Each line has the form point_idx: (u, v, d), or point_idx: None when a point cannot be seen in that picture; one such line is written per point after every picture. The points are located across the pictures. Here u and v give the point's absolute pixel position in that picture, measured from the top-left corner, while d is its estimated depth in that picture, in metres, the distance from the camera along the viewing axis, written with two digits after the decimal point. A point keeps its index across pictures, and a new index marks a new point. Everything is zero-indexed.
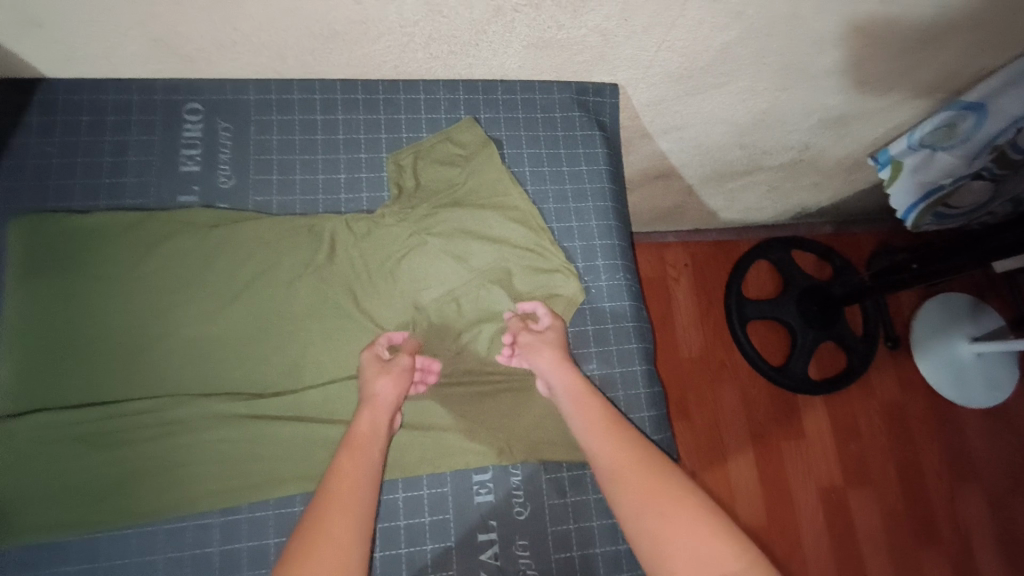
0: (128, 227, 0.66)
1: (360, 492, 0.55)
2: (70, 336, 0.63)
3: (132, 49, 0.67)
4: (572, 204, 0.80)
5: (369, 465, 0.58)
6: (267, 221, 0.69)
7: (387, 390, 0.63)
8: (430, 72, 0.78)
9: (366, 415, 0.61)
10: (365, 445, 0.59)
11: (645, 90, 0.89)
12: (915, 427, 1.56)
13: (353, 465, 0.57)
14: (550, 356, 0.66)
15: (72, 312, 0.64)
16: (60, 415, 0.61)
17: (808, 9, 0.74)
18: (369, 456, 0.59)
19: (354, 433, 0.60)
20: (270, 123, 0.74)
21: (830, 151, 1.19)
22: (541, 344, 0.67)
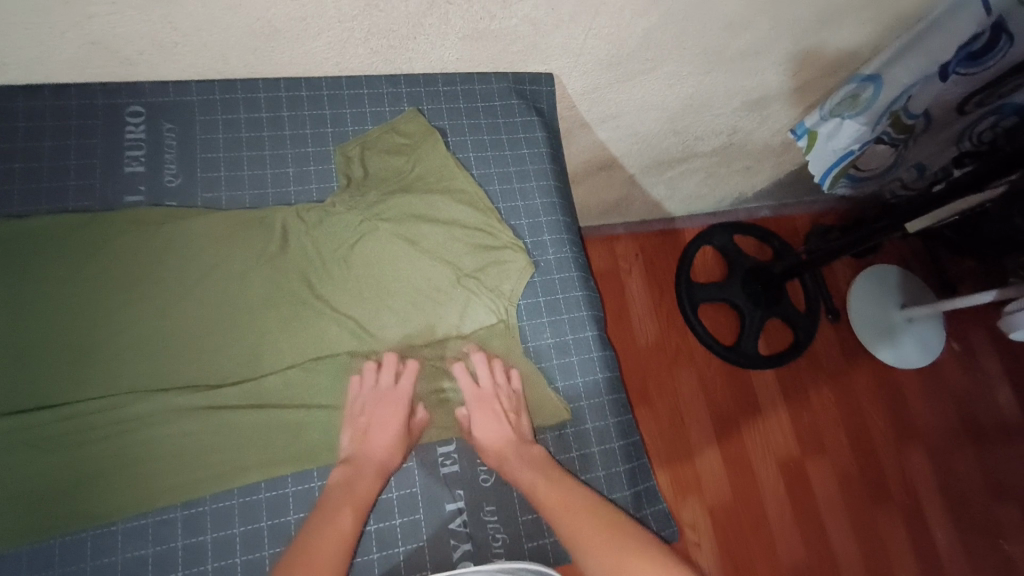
0: (71, 227, 0.66)
1: (343, 546, 0.58)
2: (12, 340, 0.62)
3: (68, 53, 0.67)
4: (516, 185, 0.84)
5: (355, 528, 0.59)
6: (218, 215, 0.69)
7: (395, 457, 0.65)
8: (371, 68, 0.81)
9: (372, 473, 0.63)
10: (360, 502, 0.61)
11: (580, 79, 0.94)
12: (860, 393, 1.66)
13: (347, 524, 0.59)
14: (498, 447, 0.67)
15: (14, 316, 0.62)
16: (9, 421, 0.59)
17: None
18: (362, 514, 0.61)
19: (357, 487, 0.62)
20: (214, 122, 0.75)
21: (757, 134, 1.28)
22: (492, 431, 0.68)
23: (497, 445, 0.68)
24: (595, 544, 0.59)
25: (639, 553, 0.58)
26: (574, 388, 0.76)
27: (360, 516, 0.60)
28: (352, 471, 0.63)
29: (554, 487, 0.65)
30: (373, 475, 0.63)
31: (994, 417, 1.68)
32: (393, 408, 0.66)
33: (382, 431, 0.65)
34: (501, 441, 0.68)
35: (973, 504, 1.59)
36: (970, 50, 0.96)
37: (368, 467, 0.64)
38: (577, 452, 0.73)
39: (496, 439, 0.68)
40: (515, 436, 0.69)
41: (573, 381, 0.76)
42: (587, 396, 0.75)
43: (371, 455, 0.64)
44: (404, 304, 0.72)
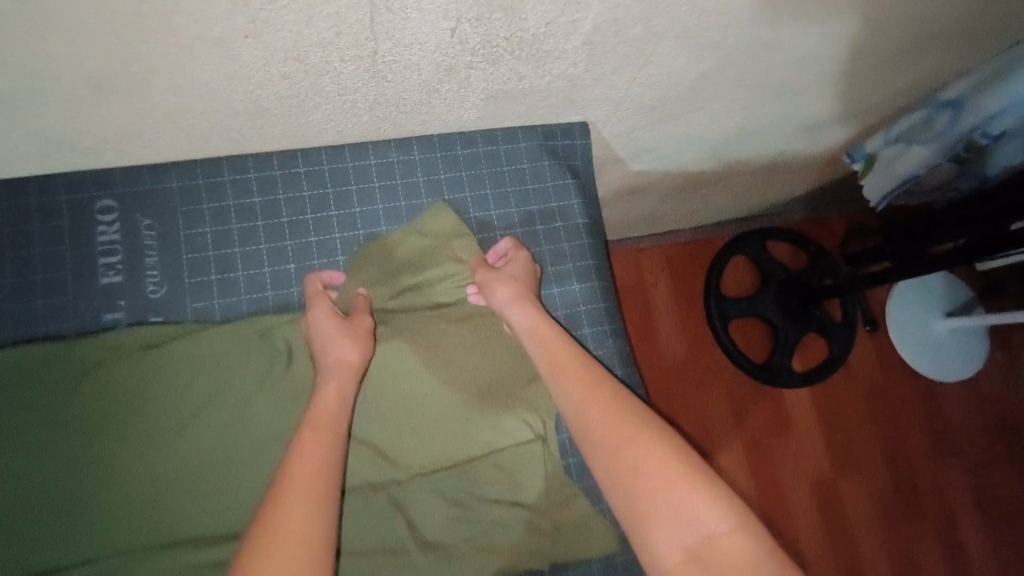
0: (44, 363, 0.58)
1: (322, 470, 0.52)
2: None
3: (19, 150, 0.57)
4: (551, 268, 0.75)
5: (334, 447, 0.54)
6: (211, 334, 0.61)
7: (349, 353, 0.60)
8: (378, 133, 0.69)
9: (330, 384, 0.58)
10: (329, 425, 0.55)
11: (617, 123, 0.82)
12: (897, 406, 1.58)
13: (315, 446, 0.53)
14: (509, 292, 0.64)
15: None
16: None
17: (788, 32, 0.68)
18: (332, 436, 0.55)
19: (316, 408, 0.56)
20: (200, 213, 0.64)
21: (806, 153, 1.14)
22: (505, 278, 0.65)
23: (511, 292, 0.64)
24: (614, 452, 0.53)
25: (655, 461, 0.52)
26: None
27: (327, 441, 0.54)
28: (315, 394, 0.58)
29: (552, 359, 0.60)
30: (343, 386, 0.58)
31: None
32: (328, 317, 0.61)
33: (329, 341, 0.59)
34: (518, 286, 0.65)
35: (1015, 519, 1.52)
36: None
37: (324, 375, 0.58)
38: None
39: (509, 286, 0.65)
40: (527, 287, 0.66)
41: None
42: None
43: (326, 363, 0.59)
44: (430, 422, 0.64)
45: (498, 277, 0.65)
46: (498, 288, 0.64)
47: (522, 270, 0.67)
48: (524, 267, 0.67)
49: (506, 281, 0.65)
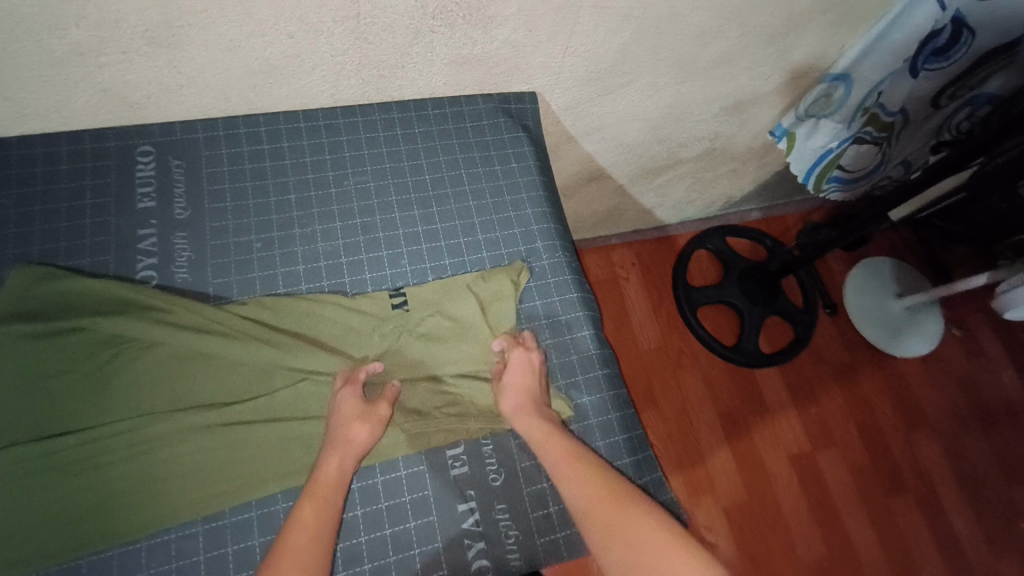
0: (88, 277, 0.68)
1: (319, 544, 0.58)
2: (28, 382, 0.63)
3: (81, 101, 0.72)
4: (508, 197, 0.85)
5: (329, 517, 0.60)
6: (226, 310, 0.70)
7: (361, 435, 0.64)
8: (364, 97, 0.85)
9: (333, 457, 0.63)
10: (327, 495, 0.61)
11: (560, 95, 0.98)
12: (865, 383, 1.66)
13: (315, 517, 0.59)
14: (517, 404, 0.69)
15: (34, 349, 0.64)
16: (34, 446, 0.60)
17: (683, 8, 0.87)
18: (329, 507, 0.60)
19: (321, 478, 0.62)
20: (218, 156, 0.79)
21: (739, 138, 1.32)
22: (515, 391, 0.70)
23: (516, 403, 0.69)
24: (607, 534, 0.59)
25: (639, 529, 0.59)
26: (577, 386, 0.75)
27: (328, 506, 0.60)
28: (318, 465, 0.63)
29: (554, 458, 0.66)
30: (347, 462, 0.63)
31: (999, 398, 1.69)
32: (352, 402, 0.66)
33: (342, 424, 0.65)
34: (526, 396, 0.69)
35: (988, 487, 1.59)
36: (936, 45, 0.99)
37: (330, 451, 0.63)
38: None
39: (517, 397, 0.69)
40: (537, 391, 0.70)
41: (575, 378, 0.76)
42: (589, 393, 0.75)
43: (335, 441, 0.64)
44: (414, 317, 0.74)
45: (513, 388, 0.69)
46: (506, 400, 0.69)
47: (530, 374, 0.71)
48: (534, 369, 0.71)
49: (515, 389, 0.70)
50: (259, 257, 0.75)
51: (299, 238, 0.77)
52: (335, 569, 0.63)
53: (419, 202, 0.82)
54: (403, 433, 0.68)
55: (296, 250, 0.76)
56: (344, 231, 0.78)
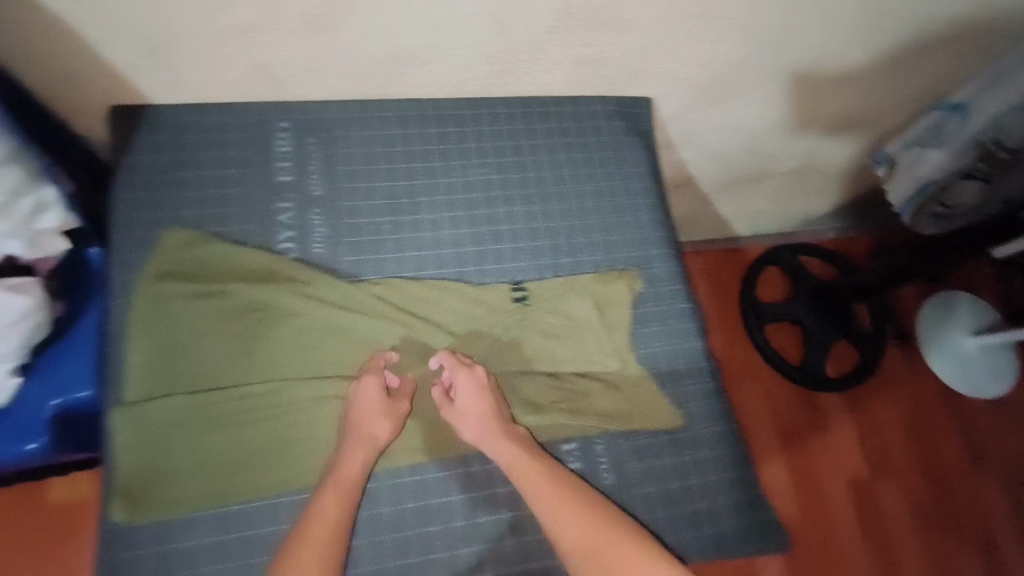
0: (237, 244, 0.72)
1: (337, 537, 0.60)
2: (186, 338, 0.68)
3: (231, 75, 0.74)
4: (624, 200, 0.86)
5: (348, 509, 0.62)
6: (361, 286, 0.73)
7: (383, 430, 0.66)
8: (488, 91, 0.86)
9: (359, 453, 0.64)
10: (350, 486, 0.63)
11: (673, 102, 0.97)
12: (931, 416, 1.63)
13: (335, 506, 0.61)
14: (477, 428, 0.67)
15: (193, 309, 0.69)
16: (192, 399, 0.65)
17: (804, 18, 0.87)
18: (350, 499, 0.62)
19: (343, 469, 0.63)
20: (349, 137, 0.81)
21: (836, 156, 1.26)
22: (473, 412, 0.68)
23: (477, 426, 0.68)
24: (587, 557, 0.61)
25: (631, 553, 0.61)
26: (687, 393, 0.76)
27: (348, 495, 0.62)
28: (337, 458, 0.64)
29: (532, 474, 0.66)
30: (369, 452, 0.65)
31: None
32: (376, 393, 0.67)
33: (371, 415, 0.66)
34: (482, 416, 0.68)
35: None
36: None
37: (354, 445, 0.65)
38: (691, 456, 0.74)
39: (475, 419, 0.68)
40: (493, 408, 0.69)
41: (683, 387, 0.76)
42: (697, 403, 0.76)
43: (356, 435, 0.65)
44: (536, 312, 0.76)
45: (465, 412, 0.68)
46: (465, 425, 0.68)
47: (482, 393, 0.69)
48: (484, 386, 0.70)
49: (473, 409, 0.68)
50: (388, 238, 0.77)
51: (426, 224, 0.79)
52: (456, 544, 0.66)
53: (539, 199, 0.84)
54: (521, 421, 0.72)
55: (423, 235, 0.79)
56: (469, 221, 0.80)
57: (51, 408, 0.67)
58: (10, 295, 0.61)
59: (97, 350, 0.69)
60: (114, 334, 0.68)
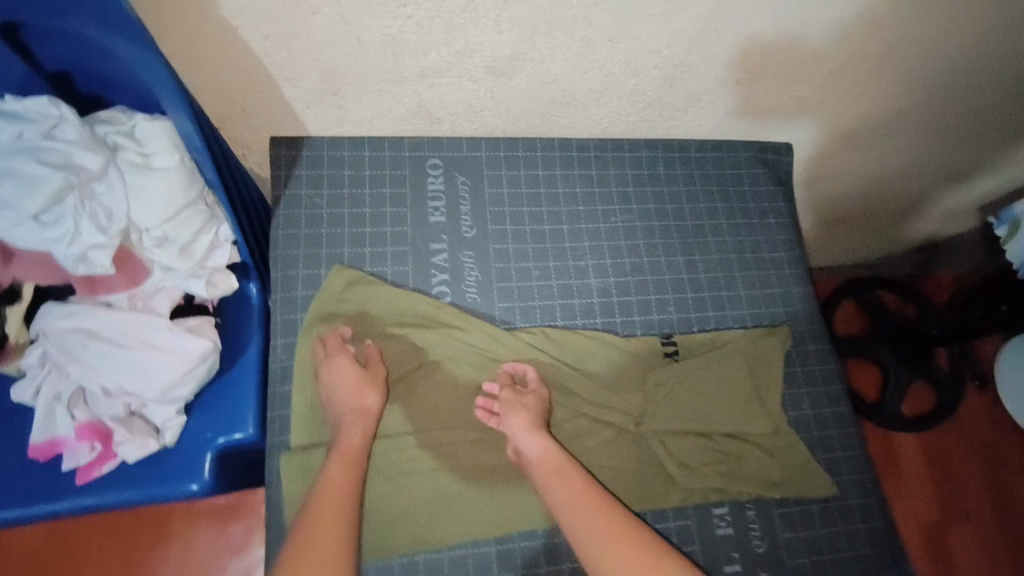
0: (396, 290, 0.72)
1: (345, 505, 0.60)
2: None
3: (394, 113, 0.73)
4: (768, 254, 0.85)
5: (355, 481, 0.62)
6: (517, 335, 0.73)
7: (372, 401, 0.66)
8: (633, 133, 0.84)
9: (355, 428, 0.65)
10: (352, 458, 0.63)
11: (811, 147, 0.94)
12: (1007, 461, 1.47)
13: (344, 478, 0.61)
14: (523, 420, 0.66)
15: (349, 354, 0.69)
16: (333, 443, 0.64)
17: (966, 73, 0.84)
18: (355, 471, 0.63)
19: (346, 442, 0.64)
20: (499, 177, 0.80)
21: (942, 202, 1.24)
22: (517, 407, 0.67)
23: (524, 421, 0.66)
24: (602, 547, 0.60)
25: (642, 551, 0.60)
26: (836, 462, 0.76)
27: (353, 467, 0.63)
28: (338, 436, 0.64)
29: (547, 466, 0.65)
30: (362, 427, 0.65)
31: None
32: (351, 368, 0.66)
33: (350, 389, 0.65)
34: (529, 413, 0.67)
35: None
36: None
37: (349, 421, 0.65)
38: (842, 526, 0.73)
39: (526, 416, 0.67)
40: (539, 415, 0.68)
41: (834, 454, 0.76)
42: (848, 471, 0.75)
43: (350, 407, 0.65)
44: (688, 368, 0.74)
45: (512, 405, 0.67)
46: (514, 415, 0.67)
47: (538, 401, 0.69)
48: (542, 398, 0.70)
49: (526, 407, 0.67)
50: (539, 284, 0.77)
51: (573, 270, 0.79)
52: None
53: (684, 249, 0.83)
54: (674, 483, 0.71)
55: (571, 282, 0.78)
56: (616, 269, 0.80)
57: (212, 448, 0.66)
58: (194, 338, 0.61)
59: (260, 394, 0.69)
60: (281, 375, 0.68)
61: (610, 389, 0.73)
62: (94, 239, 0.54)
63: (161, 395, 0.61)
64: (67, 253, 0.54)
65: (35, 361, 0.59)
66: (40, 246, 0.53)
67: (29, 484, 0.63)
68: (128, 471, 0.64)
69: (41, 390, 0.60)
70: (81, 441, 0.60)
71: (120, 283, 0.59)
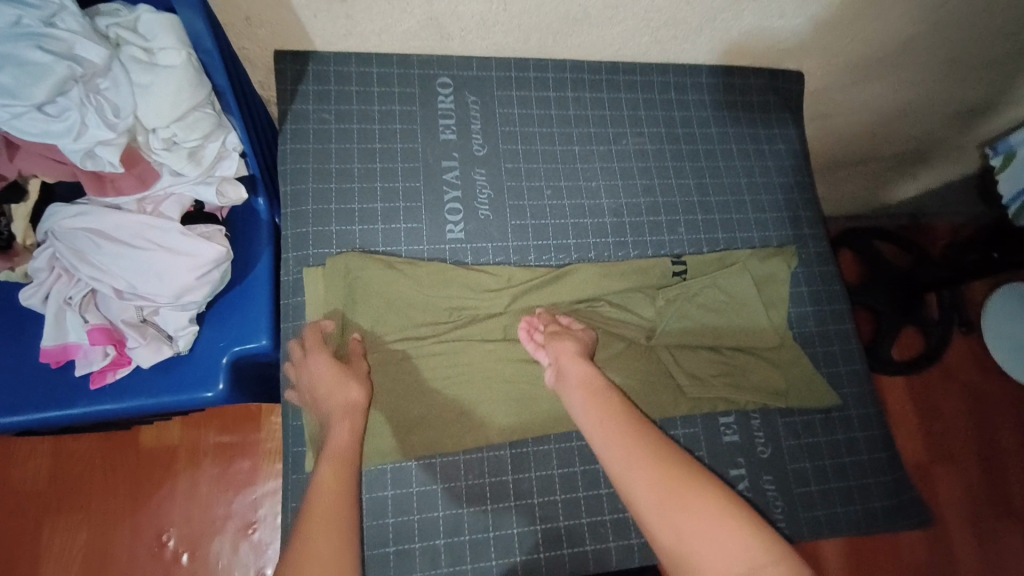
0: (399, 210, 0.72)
1: (345, 498, 0.53)
2: (353, 302, 0.68)
3: (404, 27, 0.72)
4: (776, 179, 0.86)
5: (350, 477, 0.55)
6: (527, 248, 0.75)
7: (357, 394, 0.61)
8: (645, 56, 0.83)
9: (345, 424, 0.59)
10: (344, 455, 0.56)
11: (818, 75, 0.94)
12: (992, 402, 1.35)
13: (336, 477, 0.54)
14: (564, 350, 0.65)
15: (349, 279, 0.68)
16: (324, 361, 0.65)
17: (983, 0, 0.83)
18: (349, 466, 0.56)
19: (333, 445, 0.57)
20: (510, 97, 0.79)
21: (947, 143, 1.22)
22: (558, 338, 0.66)
23: (571, 348, 0.65)
24: (648, 473, 0.53)
25: (692, 487, 0.52)
26: (839, 375, 0.78)
27: (348, 469, 0.55)
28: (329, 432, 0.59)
29: (584, 400, 0.61)
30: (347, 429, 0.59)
31: None
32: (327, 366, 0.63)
33: (330, 389, 0.61)
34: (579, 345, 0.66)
35: None
36: None
37: (337, 420, 0.59)
38: (843, 436, 0.75)
39: (575, 344, 0.66)
40: (585, 345, 0.67)
41: (836, 368, 0.78)
42: (850, 384, 0.78)
43: (334, 409, 0.60)
44: (700, 285, 0.75)
45: (568, 333, 0.67)
46: (563, 341, 0.66)
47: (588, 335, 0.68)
48: (588, 332, 0.69)
49: (571, 337, 0.66)
50: (551, 203, 0.77)
51: (585, 190, 0.79)
52: (621, 507, 0.68)
53: (694, 172, 0.83)
54: (685, 395, 0.72)
55: (582, 203, 0.78)
56: (627, 190, 0.80)
57: (227, 356, 0.66)
58: (207, 243, 0.60)
59: (274, 306, 0.69)
60: (295, 288, 0.68)
61: (621, 307, 0.74)
62: (101, 135, 0.53)
63: (174, 299, 0.60)
64: (74, 149, 0.52)
65: (44, 265, 0.58)
66: (45, 140, 0.52)
67: (41, 391, 0.62)
68: (139, 379, 0.63)
69: (50, 295, 0.58)
70: (94, 345, 0.59)
71: (129, 184, 0.58)
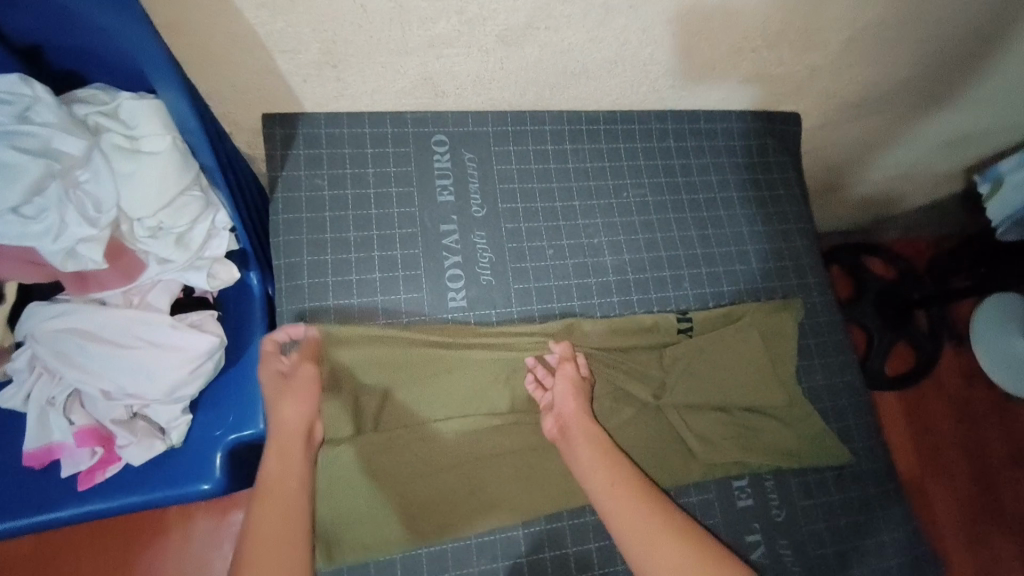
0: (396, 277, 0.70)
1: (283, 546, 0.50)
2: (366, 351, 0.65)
3: (397, 87, 0.69)
4: (779, 226, 0.85)
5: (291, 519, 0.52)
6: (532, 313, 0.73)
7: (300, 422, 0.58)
8: (643, 103, 0.81)
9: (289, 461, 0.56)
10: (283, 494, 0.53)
11: (817, 117, 0.93)
12: (984, 417, 1.35)
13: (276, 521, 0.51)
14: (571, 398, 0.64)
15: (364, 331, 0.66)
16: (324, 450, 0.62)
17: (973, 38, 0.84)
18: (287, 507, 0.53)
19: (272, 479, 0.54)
20: (507, 153, 0.77)
21: (937, 167, 1.23)
22: (568, 381, 0.65)
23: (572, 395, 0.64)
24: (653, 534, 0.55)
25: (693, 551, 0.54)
26: (849, 428, 0.78)
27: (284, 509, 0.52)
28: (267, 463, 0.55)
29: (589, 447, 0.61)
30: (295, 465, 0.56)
31: None
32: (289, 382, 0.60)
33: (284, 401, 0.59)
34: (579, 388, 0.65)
35: None
36: None
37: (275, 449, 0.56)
38: (856, 492, 0.75)
39: (576, 392, 0.65)
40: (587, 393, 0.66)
41: (846, 422, 0.78)
42: (859, 438, 0.78)
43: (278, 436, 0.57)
44: (707, 342, 0.74)
45: (567, 375, 0.66)
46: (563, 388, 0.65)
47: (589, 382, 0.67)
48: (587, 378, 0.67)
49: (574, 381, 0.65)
50: (553, 264, 0.75)
51: (587, 248, 0.77)
52: None
53: (696, 223, 0.81)
54: (696, 459, 0.70)
55: (586, 261, 0.76)
56: (630, 246, 0.78)
57: (222, 446, 0.62)
58: (200, 334, 0.57)
59: None
60: None
61: (632, 371, 0.72)
62: (82, 233, 0.49)
63: (166, 394, 0.57)
64: (54, 249, 0.49)
65: (23, 364, 0.55)
66: (22, 242, 0.48)
67: (29, 495, 0.59)
68: (130, 475, 0.60)
69: (31, 396, 0.55)
70: (81, 446, 0.56)
71: (113, 279, 0.54)
